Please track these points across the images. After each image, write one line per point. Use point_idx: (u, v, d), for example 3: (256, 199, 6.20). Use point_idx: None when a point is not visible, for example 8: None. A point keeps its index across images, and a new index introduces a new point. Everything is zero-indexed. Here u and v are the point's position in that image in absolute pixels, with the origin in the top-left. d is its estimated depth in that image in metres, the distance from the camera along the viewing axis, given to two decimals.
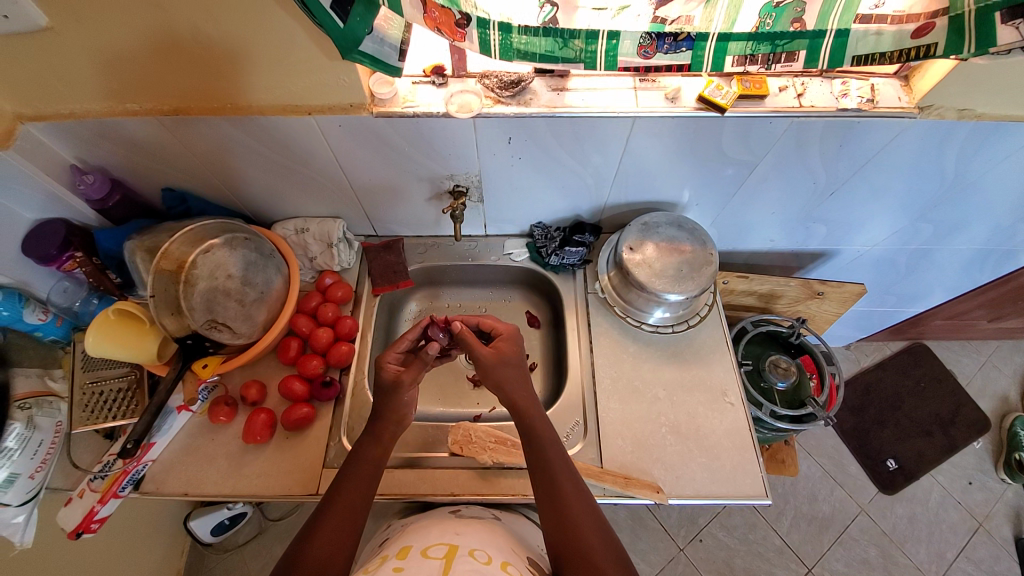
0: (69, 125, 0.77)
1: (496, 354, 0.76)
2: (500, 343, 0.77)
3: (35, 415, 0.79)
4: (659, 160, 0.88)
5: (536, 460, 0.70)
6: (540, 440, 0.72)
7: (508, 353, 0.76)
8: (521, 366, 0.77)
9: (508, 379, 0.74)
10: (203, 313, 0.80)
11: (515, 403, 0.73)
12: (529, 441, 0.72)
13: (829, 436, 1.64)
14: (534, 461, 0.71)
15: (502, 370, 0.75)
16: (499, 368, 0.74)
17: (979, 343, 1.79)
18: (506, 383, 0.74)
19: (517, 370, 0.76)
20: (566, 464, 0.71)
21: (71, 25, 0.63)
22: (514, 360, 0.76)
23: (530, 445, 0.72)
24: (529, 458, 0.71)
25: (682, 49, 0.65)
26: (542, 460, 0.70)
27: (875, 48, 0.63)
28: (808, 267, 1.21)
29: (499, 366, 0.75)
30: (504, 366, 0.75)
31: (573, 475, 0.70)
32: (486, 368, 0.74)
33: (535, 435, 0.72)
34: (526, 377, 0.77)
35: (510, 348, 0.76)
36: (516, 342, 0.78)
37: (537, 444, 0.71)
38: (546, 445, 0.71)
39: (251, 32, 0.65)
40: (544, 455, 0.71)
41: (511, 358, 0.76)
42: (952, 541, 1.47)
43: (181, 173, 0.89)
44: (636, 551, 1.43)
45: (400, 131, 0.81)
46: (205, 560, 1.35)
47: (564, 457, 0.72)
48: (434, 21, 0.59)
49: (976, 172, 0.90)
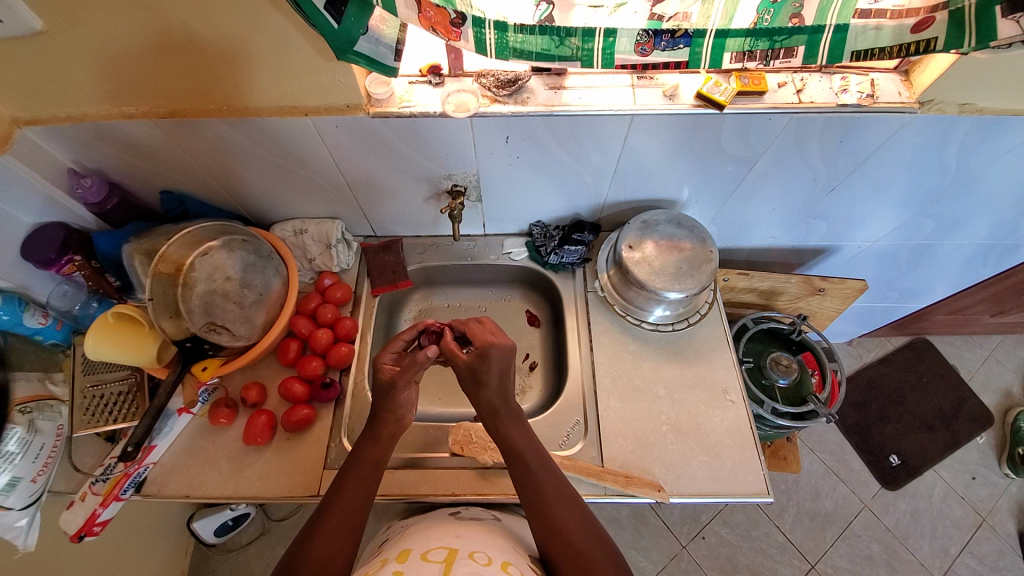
0: (67, 128, 0.77)
1: (472, 370, 0.71)
2: (476, 359, 0.71)
3: (35, 418, 0.79)
4: (658, 158, 0.87)
5: (517, 470, 0.70)
6: (516, 448, 0.71)
7: (487, 374, 0.70)
8: (501, 382, 0.72)
9: (481, 396, 0.71)
10: (202, 315, 0.80)
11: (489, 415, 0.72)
12: (505, 449, 0.71)
13: (832, 432, 1.63)
14: (515, 470, 0.70)
15: (477, 388, 0.71)
16: (473, 384, 0.71)
17: (982, 337, 1.79)
18: (481, 396, 0.71)
19: (495, 389, 0.71)
20: (547, 467, 0.71)
21: (66, 29, 0.63)
22: (493, 380, 0.71)
23: (507, 455, 0.71)
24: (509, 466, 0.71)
25: (679, 47, 0.65)
26: (522, 467, 0.70)
27: (875, 43, 0.62)
28: (809, 263, 1.21)
29: (474, 383, 0.71)
30: (477, 383, 0.71)
31: (557, 476, 0.71)
32: (464, 377, 0.72)
33: (511, 444, 0.71)
34: (506, 392, 0.72)
35: (489, 368, 0.70)
36: (500, 359, 0.71)
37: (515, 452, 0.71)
38: (524, 451, 0.71)
39: (245, 32, 0.65)
40: (523, 462, 0.70)
41: (485, 376, 0.70)
42: (955, 536, 1.47)
43: (179, 176, 0.89)
44: (638, 548, 1.43)
45: (397, 132, 0.80)
46: (208, 561, 1.36)
47: (544, 460, 0.72)
48: (429, 20, 0.59)
49: (977, 166, 0.89)
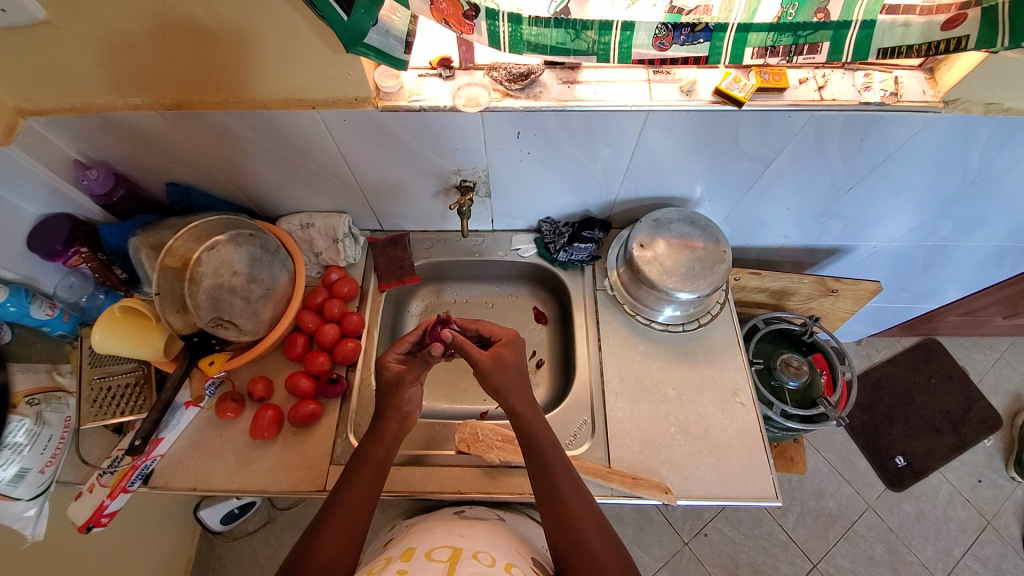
0: (71, 119, 0.76)
1: (496, 362, 0.72)
2: (501, 349, 0.74)
3: (44, 410, 0.79)
4: (671, 155, 0.86)
5: (536, 464, 0.69)
6: (538, 444, 0.70)
7: (509, 360, 0.73)
8: (521, 369, 0.75)
9: (507, 387, 0.72)
10: (209, 310, 0.80)
11: (516, 412, 0.72)
12: (528, 444, 0.71)
13: (838, 432, 1.62)
14: (535, 466, 0.69)
15: (502, 377, 0.72)
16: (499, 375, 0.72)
17: (993, 339, 1.76)
18: (506, 390, 0.72)
19: (516, 377, 0.73)
20: (565, 466, 0.70)
21: (70, 18, 0.62)
22: (514, 367, 0.74)
23: (529, 450, 0.70)
24: (529, 462, 0.70)
25: (699, 41, 0.62)
26: (541, 464, 0.69)
27: (902, 40, 0.60)
28: (822, 263, 1.19)
29: (501, 372, 0.72)
30: (504, 371, 0.72)
31: (572, 475, 0.70)
32: (485, 374, 0.72)
33: (533, 439, 0.70)
34: (527, 381, 0.74)
35: (510, 354, 0.73)
36: (517, 348, 0.75)
37: (537, 449, 0.70)
38: (547, 448, 0.70)
39: (253, 22, 0.63)
40: (543, 458, 0.69)
41: (512, 364, 0.73)
42: (959, 539, 1.46)
43: (184, 167, 0.88)
44: (641, 544, 1.44)
45: (406, 126, 0.79)
46: (214, 548, 1.37)
47: (563, 459, 0.71)
48: (442, 12, 0.57)
49: (1000, 168, 0.87)
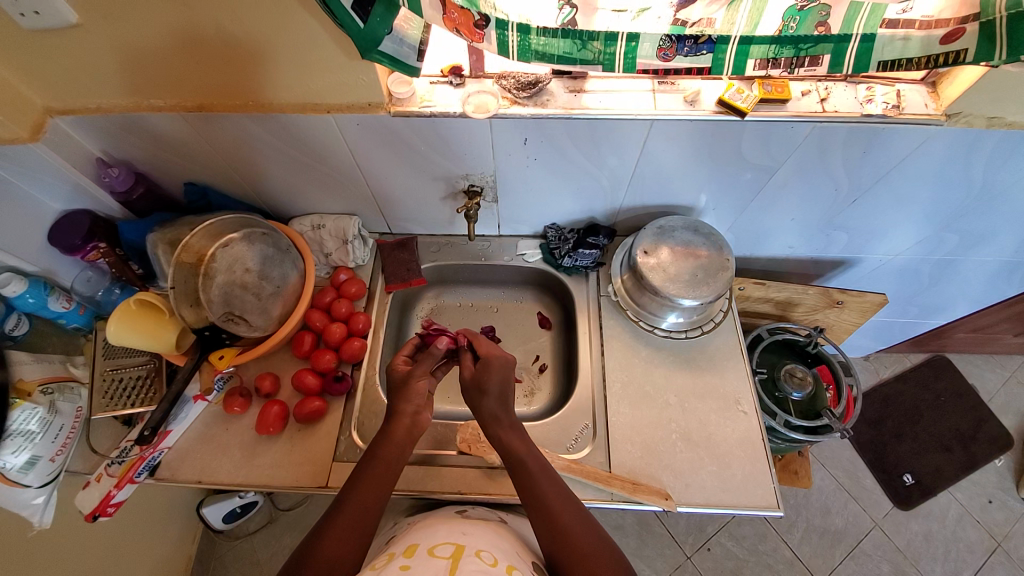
0: (97, 118, 0.79)
1: (476, 381, 0.75)
2: (481, 369, 0.76)
3: (57, 399, 0.81)
4: (676, 164, 0.87)
5: (518, 473, 0.70)
6: (518, 454, 0.71)
7: (488, 382, 0.75)
8: (502, 391, 0.75)
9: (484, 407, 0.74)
10: (221, 305, 0.82)
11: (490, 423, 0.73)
12: (505, 454, 0.71)
13: (845, 448, 1.60)
14: (517, 475, 0.70)
15: (481, 398, 0.74)
16: (476, 394, 0.75)
17: (1004, 357, 1.74)
18: (483, 407, 0.74)
19: (495, 398, 0.74)
20: (548, 472, 0.71)
21: (101, 23, 0.65)
22: (496, 391, 0.75)
23: (508, 458, 0.71)
24: (510, 471, 0.71)
25: (702, 53, 0.64)
26: (522, 470, 0.70)
27: (902, 54, 0.61)
28: (827, 275, 1.19)
29: (477, 392, 0.75)
30: (480, 393, 0.75)
31: (555, 478, 0.70)
32: (467, 390, 0.76)
33: (510, 448, 0.71)
34: (506, 403, 0.75)
35: (488, 377, 0.74)
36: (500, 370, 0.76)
37: (516, 457, 0.71)
38: (526, 457, 0.71)
39: (274, 32, 0.67)
40: (526, 466, 0.70)
41: (490, 386, 0.74)
42: (969, 560, 1.43)
43: (201, 167, 0.91)
44: (642, 556, 1.42)
45: (417, 131, 0.81)
46: (216, 547, 1.38)
47: (545, 466, 0.72)
48: (453, 22, 0.59)
49: (1005, 182, 0.87)
